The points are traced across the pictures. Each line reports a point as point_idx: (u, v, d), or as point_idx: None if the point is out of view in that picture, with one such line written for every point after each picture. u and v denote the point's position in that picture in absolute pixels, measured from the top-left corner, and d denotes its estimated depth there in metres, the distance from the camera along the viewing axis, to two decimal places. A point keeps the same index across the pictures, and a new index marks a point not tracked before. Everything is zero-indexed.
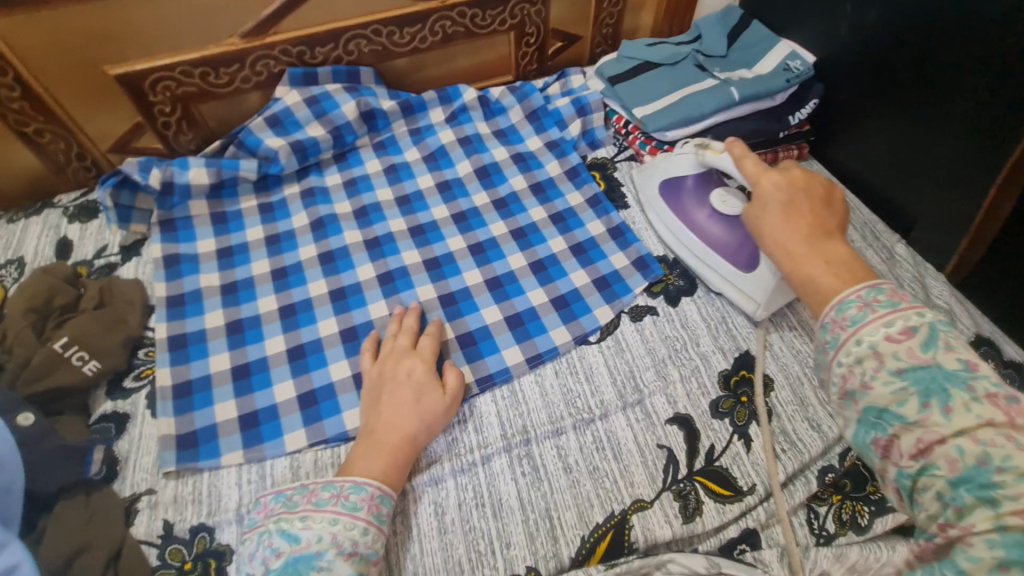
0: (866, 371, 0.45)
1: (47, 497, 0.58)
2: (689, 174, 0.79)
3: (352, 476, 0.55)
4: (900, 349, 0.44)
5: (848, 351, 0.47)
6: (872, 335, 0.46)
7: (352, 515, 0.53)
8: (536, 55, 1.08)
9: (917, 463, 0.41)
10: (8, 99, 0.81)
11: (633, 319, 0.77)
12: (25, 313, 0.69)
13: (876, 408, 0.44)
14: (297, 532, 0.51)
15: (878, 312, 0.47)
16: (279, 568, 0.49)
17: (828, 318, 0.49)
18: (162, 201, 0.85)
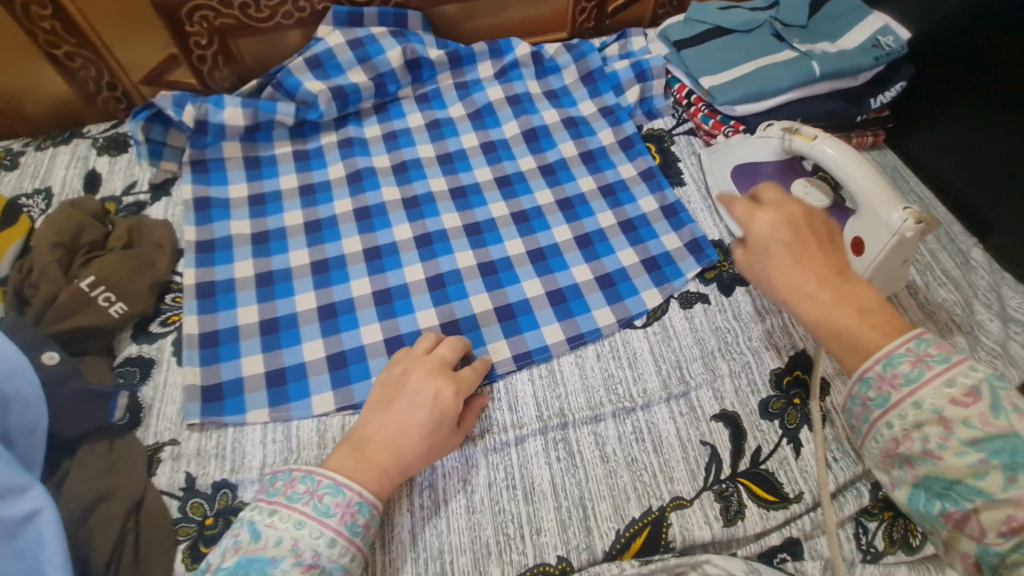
0: (930, 439, 0.44)
1: (72, 439, 0.56)
2: (768, 161, 0.74)
3: (332, 475, 0.52)
4: (970, 415, 0.43)
5: (903, 412, 0.45)
6: (931, 397, 0.44)
7: (321, 522, 0.49)
8: (595, 11, 1.00)
9: (1007, 540, 0.40)
10: (38, 17, 0.77)
11: (683, 305, 0.72)
12: (52, 247, 0.66)
13: (946, 480, 0.43)
14: (261, 528, 0.48)
15: (932, 370, 0.45)
16: (229, 566, 0.46)
17: (873, 373, 0.47)
18: (194, 139, 0.81)
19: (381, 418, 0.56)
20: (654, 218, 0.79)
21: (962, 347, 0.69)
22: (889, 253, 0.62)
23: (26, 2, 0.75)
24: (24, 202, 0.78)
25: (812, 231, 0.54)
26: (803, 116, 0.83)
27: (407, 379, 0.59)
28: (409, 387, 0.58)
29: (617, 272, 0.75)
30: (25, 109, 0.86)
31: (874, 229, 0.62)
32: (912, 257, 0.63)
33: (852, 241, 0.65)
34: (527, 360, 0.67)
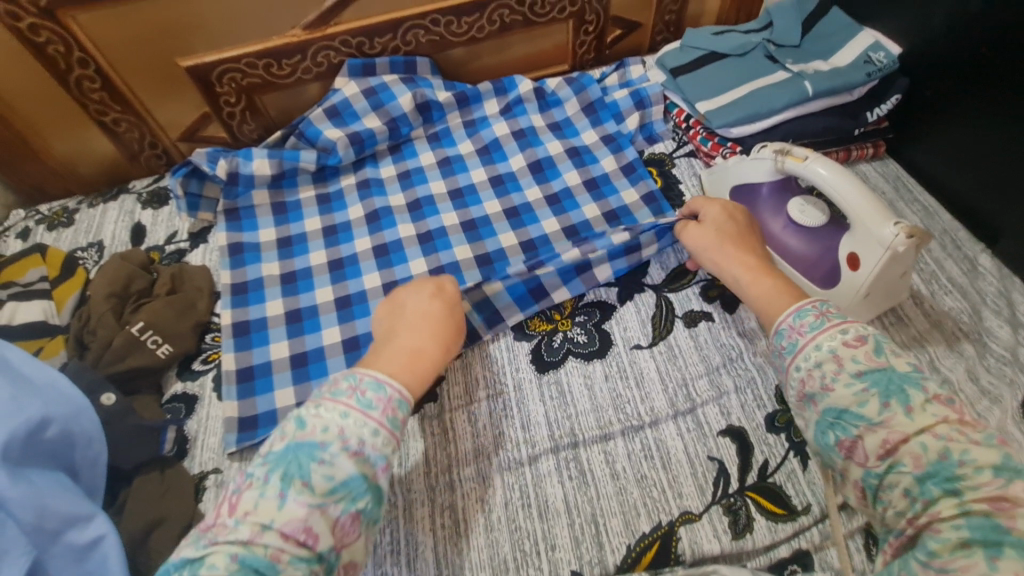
0: (826, 375, 0.50)
1: (128, 472, 0.62)
2: (764, 182, 0.75)
3: (374, 374, 0.52)
4: (857, 353, 0.49)
5: (807, 354, 0.52)
6: (830, 341, 0.51)
7: (366, 414, 0.49)
8: (594, 43, 1.07)
9: (883, 463, 0.44)
10: (89, 90, 0.85)
11: (688, 325, 0.75)
12: (107, 298, 0.73)
13: (837, 410, 0.48)
14: (306, 418, 0.47)
15: (833, 322, 0.53)
16: (278, 452, 0.46)
17: (786, 325, 0.55)
18: (227, 190, 0.88)
19: (402, 322, 0.60)
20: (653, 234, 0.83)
21: (970, 354, 0.70)
22: (885, 266, 0.64)
23: (79, 78, 0.84)
24: (80, 255, 0.87)
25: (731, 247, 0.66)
26: (799, 134, 0.85)
27: (403, 302, 0.63)
28: (410, 292, 0.64)
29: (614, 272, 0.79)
30: (78, 170, 0.96)
31: (868, 244, 0.64)
32: (910, 267, 0.65)
33: (847, 257, 0.67)
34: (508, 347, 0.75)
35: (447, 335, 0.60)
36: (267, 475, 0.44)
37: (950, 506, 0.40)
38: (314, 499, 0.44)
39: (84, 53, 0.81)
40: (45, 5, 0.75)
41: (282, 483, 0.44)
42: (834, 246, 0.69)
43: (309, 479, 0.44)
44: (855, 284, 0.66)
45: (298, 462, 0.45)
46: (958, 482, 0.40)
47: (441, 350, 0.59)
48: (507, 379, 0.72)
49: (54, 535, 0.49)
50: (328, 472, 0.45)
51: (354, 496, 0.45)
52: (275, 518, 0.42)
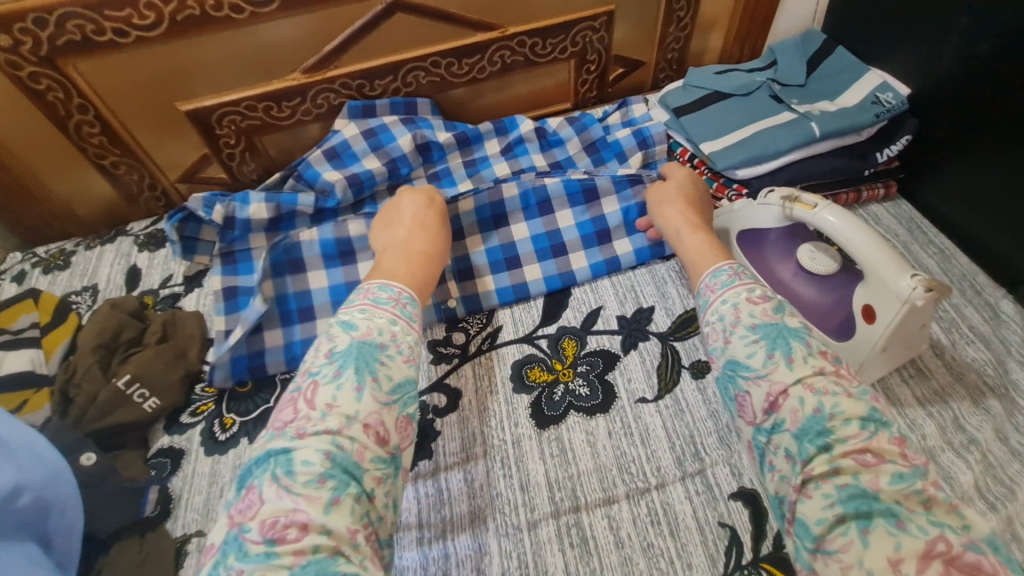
0: (727, 327, 0.55)
1: (105, 538, 0.59)
2: (772, 228, 0.73)
3: (407, 291, 0.63)
4: (756, 308, 0.55)
5: (715, 309, 0.57)
6: (735, 297, 0.57)
7: (409, 324, 0.59)
8: (596, 82, 1.06)
9: (769, 419, 0.49)
10: (89, 134, 0.85)
11: (695, 376, 0.71)
12: (94, 349, 0.71)
13: (734, 361, 0.53)
14: (356, 322, 0.56)
15: (742, 280, 0.58)
16: (342, 352, 0.53)
17: (704, 285, 0.60)
18: (224, 234, 0.86)
19: (406, 231, 0.73)
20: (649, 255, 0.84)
21: (997, 412, 0.65)
22: (903, 320, 0.60)
23: (78, 123, 0.84)
24: (74, 300, 0.86)
25: None
26: (807, 175, 0.83)
27: (401, 212, 0.76)
28: (404, 208, 0.77)
29: (591, 266, 0.83)
30: (76, 212, 0.96)
31: (884, 297, 0.60)
32: (930, 319, 0.62)
33: (862, 309, 0.64)
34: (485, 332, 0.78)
35: (440, 236, 0.74)
36: (341, 373, 0.51)
37: (823, 464, 0.45)
38: (382, 397, 0.52)
39: (83, 99, 0.81)
40: (45, 53, 0.75)
41: (357, 377, 0.51)
42: (848, 296, 0.66)
43: (377, 377, 0.52)
44: (871, 338, 0.63)
45: (364, 359, 0.52)
46: (828, 437, 0.46)
47: (440, 247, 0.73)
48: (505, 435, 0.69)
49: None
50: (390, 373, 0.53)
51: (406, 401, 0.54)
52: (356, 410, 0.49)
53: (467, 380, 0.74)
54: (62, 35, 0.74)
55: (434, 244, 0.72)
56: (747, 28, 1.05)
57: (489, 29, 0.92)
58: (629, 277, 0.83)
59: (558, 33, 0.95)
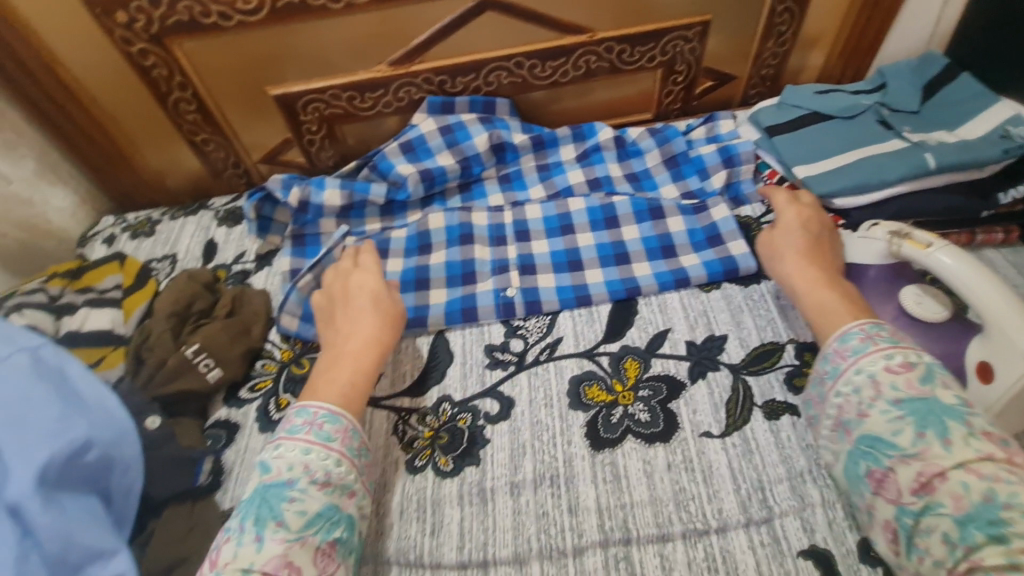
0: (864, 401, 0.54)
1: (159, 501, 0.61)
2: (873, 265, 0.67)
3: (327, 406, 0.59)
4: (897, 379, 0.53)
5: (848, 378, 0.56)
6: (872, 365, 0.55)
7: (326, 445, 0.57)
8: (682, 93, 1.01)
9: (919, 500, 0.48)
10: (185, 111, 0.89)
11: (768, 417, 0.66)
12: (168, 316, 0.74)
13: (874, 438, 0.52)
14: (270, 462, 0.56)
15: (878, 345, 0.56)
16: (249, 502, 0.53)
17: (831, 349, 0.58)
18: (297, 216, 0.88)
19: (342, 326, 0.69)
20: (719, 268, 0.79)
21: None
22: None
23: (177, 100, 0.88)
24: (155, 267, 0.90)
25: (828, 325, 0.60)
26: (916, 210, 0.75)
27: (342, 301, 0.71)
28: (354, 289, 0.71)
29: (658, 280, 0.79)
30: (165, 184, 1.01)
31: (1008, 355, 0.54)
32: None
33: (977, 366, 0.57)
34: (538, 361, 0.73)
35: (385, 322, 0.69)
36: (242, 526, 0.51)
37: (996, 555, 0.42)
38: (290, 535, 0.51)
39: (184, 77, 0.85)
40: (155, 32, 0.79)
41: (257, 527, 0.51)
42: (961, 350, 0.59)
43: (282, 519, 0.51)
44: (986, 399, 0.56)
45: (268, 505, 0.52)
46: (1002, 527, 0.43)
47: (387, 334, 0.68)
48: (558, 452, 0.66)
49: (74, 569, 0.48)
50: (300, 508, 0.52)
51: (327, 527, 0.53)
52: (255, 561, 0.49)
53: (521, 390, 0.71)
54: (172, 15, 0.77)
55: (375, 335, 0.67)
56: (854, 47, 0.97)
57: (577, 33, 0.89)
58: (701, 302, 0.77)
59: (648, 41, 0.91)
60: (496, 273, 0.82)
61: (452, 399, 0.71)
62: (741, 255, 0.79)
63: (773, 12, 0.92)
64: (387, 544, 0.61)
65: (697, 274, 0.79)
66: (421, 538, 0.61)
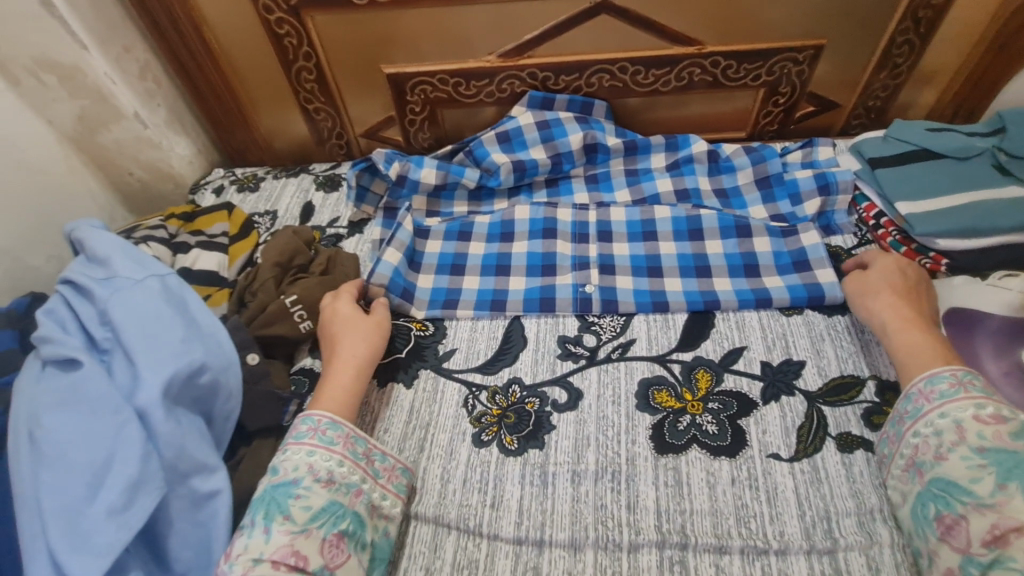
0: (944, 444, 0.55)
1: (250, 432, 0.66)
2: (996, 316, 0.65)
3: (331, 414, 0.62)
4: (986, 429, 0.54)
5: (930, 420, 0.57)
6: (958, 411, 0.56)
7: (328, 449, 0.60)
8: (781, 116, 1.00)
9: (989, 553, 0.49)
10: (305, 79, 0.96)
11: (841, 448, 0.65)
12: (273, 266, 0.80)
13: (946, 481, 0.54)
14: (278, 464, 0.59)
15: (969, 393, 0.56)
16: (260, 497, 0.57)
17: (915, 389, 0.59)
18: (394, 190, 0.93)
19: (330, 354, 0.70)
20: (805, 294, 0.78)
21: None
22: None
23: (300, 69, 0.94)
24: (257, 220, 0.97)
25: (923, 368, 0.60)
26: None
27: (333, 325, 0.72)
28: (339, 318, 0.72)
29: (740, 297, 0.79)
30: (273, 145, 1.08)
31: None
32: None
33: None
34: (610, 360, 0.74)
35: (376, 339, 0.72)
36: (253, 519, 0.55)
37: None
38: (296, 527, 0.54)
39: (310, 48, 0.91)
40: (294, 4, 0.85)
41: (266, 520, 0.54)
42: None
43: (289, 513, 0.54)
44: None
45: (276, 502, 0.55)
46: None
47: (368, 347, 0.70)
48: (620, 449, 0.67)
49: (182, 476, 0.54)
50: (305, 504, 0.55)
51: (333, 520, 0.56)
52: (264, 551, 0.52)
53: (591, 383, 0.73)
54: None
55: (354, 351, 0.69)
56: (973, 87, 0.93)
57: (687, 44, 0.90)
58: (781, 324, 0.76)
59: (757, 59, 0.91)
60: (576, 269, 0.84)
61: (522, 382, 0.73)
62: (829, 284, 0.78)
63: (892, 43, 0.90)
64: (449, 508, 0.64)
65: (780, 297, 0.78)
66: (481, 509, 0.63)
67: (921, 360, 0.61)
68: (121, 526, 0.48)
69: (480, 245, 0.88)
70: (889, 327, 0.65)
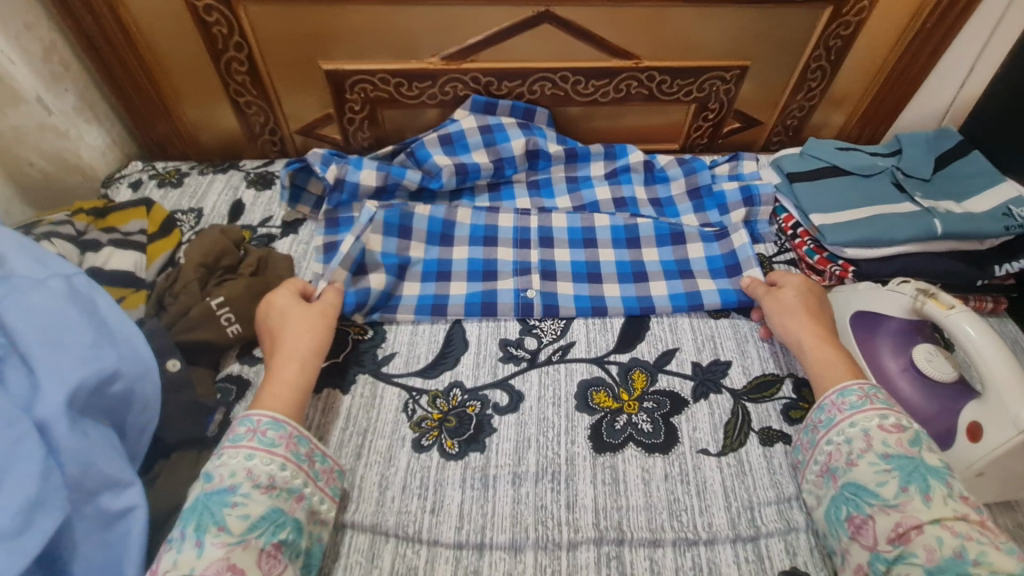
0: (854, 451, 0.59)
1: (170, 444, 0.62)
2: (894, 317, 0.71)
3: (271, 414, 0.59)
4: (889, 437, 0.58)
5: (841, 429, 0.61)
6: (865, 421, 0.60)
7: (269, 451, 0.57)
8: (709, 130, 1.07)
9: (893, 549, 0.53)
10: (236, 71, 0.91)
11: (763, 443, 0.69)
12: (197, 267, 0.75)
13: (856, 485, 0.58)
14: (213, 469, 0.55)
15: (873, 404, 0.61)
16: (191, 508, 0.53)
17: (828, 400, 0.64)
18: (332, 196, 0.89)
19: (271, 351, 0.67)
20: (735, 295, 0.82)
21: None
22: (1012, 450, 0.58)
23: (230, 59, 0.90)
24: (179, 218, 0.91)
25: (829, 370, 0.66)
26: (917, 270, 0.81)
27: (275, 320, 0.69)
28: (280, 313, 0.70)
29: (673, 303, 0.82)
30: (198, 138, 1.02)
31: (998, 418, 0.59)
32: None
33: (967, 426, 0.62)
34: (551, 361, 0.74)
35: (321, 331, 0.70)
36: (183, 532, 0.51)
37: None
38: (232, 539, 0.51)
39: (243, 39, 0.87)
40: None
41: (198, 533, 0.51)
42: (954, 408, 0.64)
43: (224, 524, 0.51)
44: (969, 457, 0.61)
45: (209, 512, 0.52)
46: None
47: (313, 340, 0.68)
48: (560, 449, 0.68)
49: (90, 495, 0.49)
50: (242, 512, 0.52)
51: (272, 528, 0.53)
52: (195, 566, 0.49)
53: (532, 385, 0.73)
54: None
55: (293, 343, 0.67)
56: (874, 112, 1.03)
57: (625, 57, 0.94)
58: (710, 327, 0.81)
59: (688, 76, 0.97)
60: (517, 274, 0.84)
61: (463, 386, 0.73)
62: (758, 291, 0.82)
63: (807, 68, 0.98)
64: (387, 515, 0.62)
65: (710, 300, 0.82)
66: (421, 515, 0.62)
67: (829, 358, 0.67)
68: (13, 552, 0.42)
69: (421, 246, 0.85)
70: (803, 329, 0.71)
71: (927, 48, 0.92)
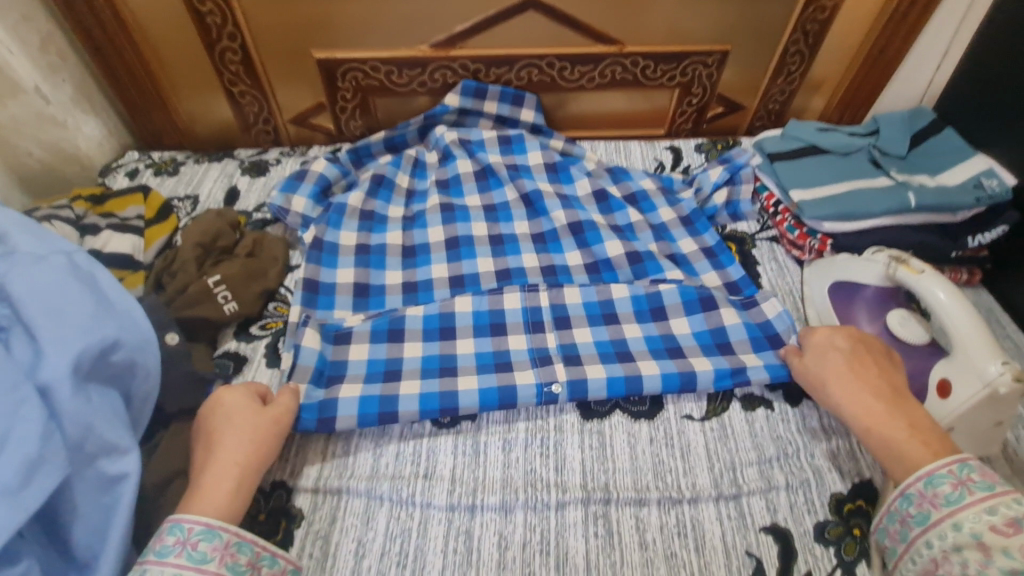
0: (971, 562, 0.48)
1: (169, 415, 0.64)
2: (870, 285, 0.75)
3: (205, 520, 0.52)
4: (1009, 544, 0.47)
5: (942, 531, 0.50)
6: (971, 520, 0.49)
7: (199, 569, 0.49)
8: (694, 116, 1.09)
9: None
10: (229, 61, 0.93)
11: (746, 408, 0.72)
12: (194, 246, 0.78)
13: None
14: None
15: (973, 494, 0.50)
16: None
17: (915, 490, 0.53)
18: (310, 255, 0.81)
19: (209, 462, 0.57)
20: (761, 333, 0.75)
21: None
22: (978, 404, 0.61)
23: (224, 49, 0.91)
24: (176, 204, 0.93)
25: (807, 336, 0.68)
26: (893, 241, 0.83)
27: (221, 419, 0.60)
28: (234, 410, 0.60)
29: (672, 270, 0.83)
30: (194, 129, 1.05)
31: (965, 375, 0.62)
32: (1005, 416, 0.62)
33: (937, 383, 0.65)
34: (541, 327, 0.76)
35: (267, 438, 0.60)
36: None
37: None
38: None
39: (235, 28, 0.89)
40: None
41: None
42: (927, 368, 0.67)
43: None
44: (940, 413, 0.64)
45: None
46: None
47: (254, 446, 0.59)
48: (550, 417, 0.70)
49: (90, 458, 0.51)
50: None
51: None
52: None
53: None
54: None
55: (235, 452, 0.57)
56: (852, 95, 1.06)
57: (609, 43, 0.96)
58: None
59: (671, 61, 0.99)
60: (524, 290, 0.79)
61: None
62: (778, 318, 0.76)
63: (787, 52, 1.00)
64: (382, 481, 0.64)
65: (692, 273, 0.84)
66: (414, 480, 0.64)
67: None
68: (15, 506, 0.44)
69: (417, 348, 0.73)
70: None
71: (902, 31, 0.95)
